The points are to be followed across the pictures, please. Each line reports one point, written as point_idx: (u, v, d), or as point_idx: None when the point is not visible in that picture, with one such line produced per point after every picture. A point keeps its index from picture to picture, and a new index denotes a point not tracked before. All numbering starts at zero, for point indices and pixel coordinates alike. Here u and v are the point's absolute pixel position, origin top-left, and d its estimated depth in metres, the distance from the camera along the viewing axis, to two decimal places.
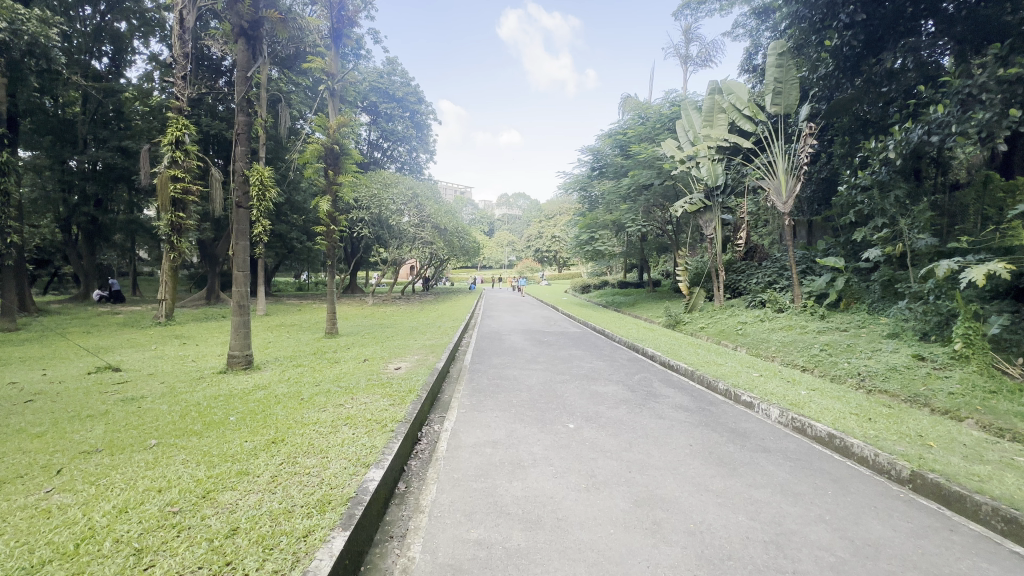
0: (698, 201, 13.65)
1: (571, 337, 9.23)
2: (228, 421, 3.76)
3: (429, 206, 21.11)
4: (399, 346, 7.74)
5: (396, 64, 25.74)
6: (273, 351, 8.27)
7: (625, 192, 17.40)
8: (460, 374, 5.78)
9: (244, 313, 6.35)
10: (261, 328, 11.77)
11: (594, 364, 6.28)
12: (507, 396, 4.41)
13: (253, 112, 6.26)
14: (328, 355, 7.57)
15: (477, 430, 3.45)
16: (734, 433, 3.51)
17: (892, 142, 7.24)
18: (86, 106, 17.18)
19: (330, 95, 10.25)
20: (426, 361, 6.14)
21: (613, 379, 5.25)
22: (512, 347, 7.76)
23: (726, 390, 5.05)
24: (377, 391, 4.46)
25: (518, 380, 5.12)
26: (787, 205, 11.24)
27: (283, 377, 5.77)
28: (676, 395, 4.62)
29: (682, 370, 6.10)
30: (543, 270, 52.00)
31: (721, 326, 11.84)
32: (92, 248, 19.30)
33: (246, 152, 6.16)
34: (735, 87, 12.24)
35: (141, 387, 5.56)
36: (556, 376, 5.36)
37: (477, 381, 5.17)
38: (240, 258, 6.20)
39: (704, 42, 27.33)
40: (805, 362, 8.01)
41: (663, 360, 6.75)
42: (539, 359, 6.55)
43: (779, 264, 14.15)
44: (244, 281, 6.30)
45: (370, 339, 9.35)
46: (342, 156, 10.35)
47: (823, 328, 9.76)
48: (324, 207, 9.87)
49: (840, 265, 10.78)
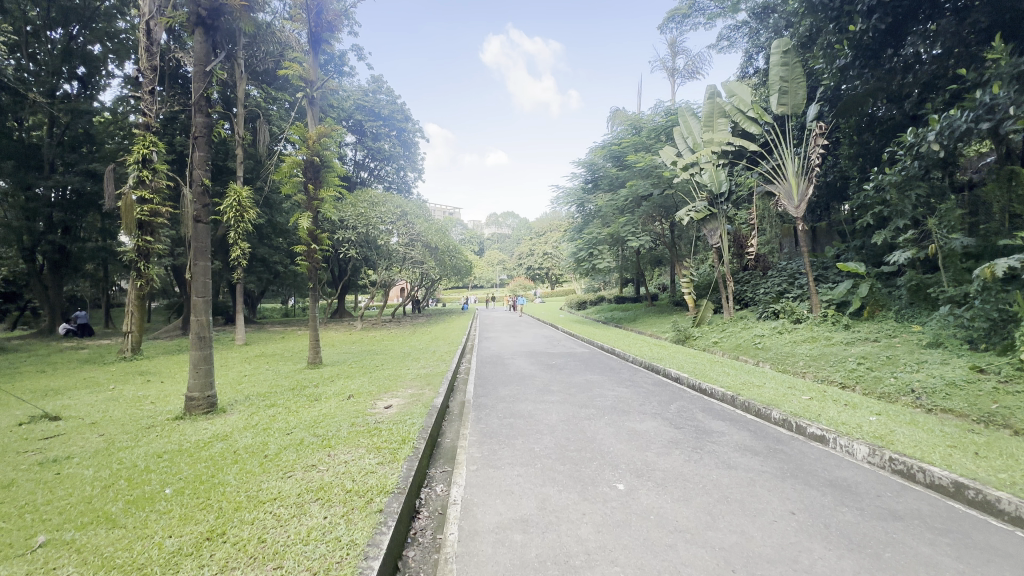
0: (703, 209, 13.00)
1: (580, 359, 8.33)
2: (159, 499, 2.79)
3: (418, 224, 20.32)
4: (389, 377, 6.75)
5: (381, 82, 25.23)
6: (247, 389, 7.26)
7: (622, 204, 16.77)
8: (464, 411, 4.84)
9: (204, 347, 5.35)
10: (239, 360, 10.75)
11: (616, 391, 5.41)
12: (526, 442, 3.50)
13: (212, 112, 5.39)
14: (307, 391, 6.56)
15: (499, 501, 2.54)
16: (838, 490, 2.65)
17: (932, 133, 6.62)
18: (54, 130, 16.31)
19: (309, 103, 9.43)
20: (421, 396, 5.18)
21: (648, 412, 4.39)
22: (519, 373, 6.88)
23: (784, 420, 4.22)
24: (364, 441, 3.54)
25: (535, 417, 4.22)
26: (800, 209, 10.57)
27: (250, 423, 4.79)
28: (731, 432, 3.76)
29: (721, 395, 5.26)
30: (536, 288, 51.16)
31: (735, 340, 11.02)
32: (59, 279, 18.12)
33: (206, 158, 5.31)
34: (737, 89, 11.68)
35: (73, 442, 4.54)
36: (580, 409, 4.48)
37: (485, 420, 4.27)
38: (200, 282, 5.26)
39: (690, 56, 27.39)
40: (843, 378, 7.19)
41: (694, 384, 5.90)
42: (553, 388, 5.65)
43: (788, 272, 13.52)
44: (205, 308, 5.31)
45: (357, 369, 8.39)
46: (324, 170, 9.45)
47: (851, 338, 8.98)
48: (304, 224, 8.93)
49: (862, 270, 10.07)
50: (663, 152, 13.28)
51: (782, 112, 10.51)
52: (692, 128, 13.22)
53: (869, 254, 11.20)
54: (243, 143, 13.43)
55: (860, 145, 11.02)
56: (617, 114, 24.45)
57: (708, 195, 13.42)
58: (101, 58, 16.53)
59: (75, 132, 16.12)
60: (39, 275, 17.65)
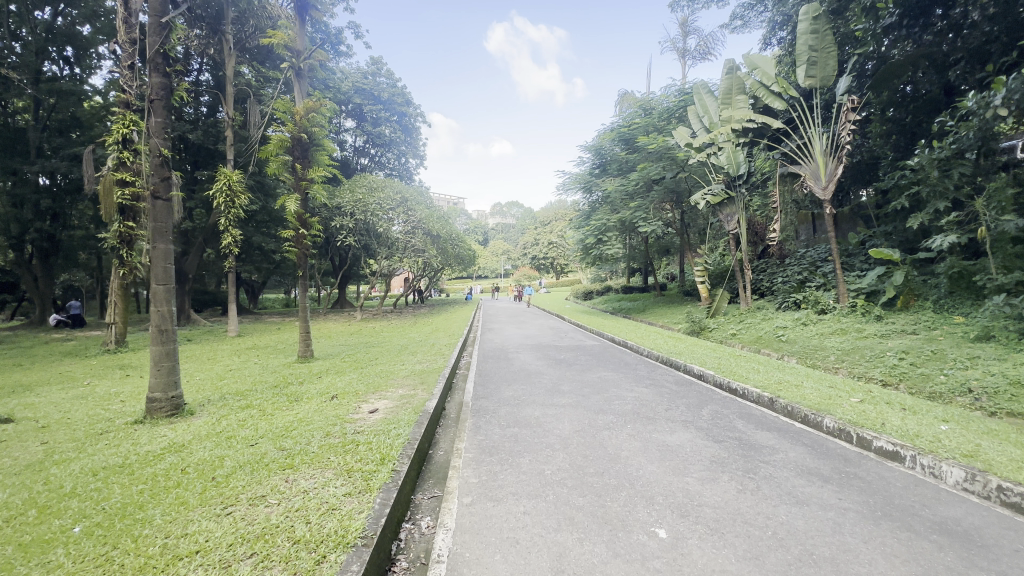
0: (720, 192, 12.20)
1: (590, 353, 7.65)
2: (59, 543, 2.15)
3: (419, 211, 19.64)
4: (380, 374, 6.10)
5: (380, 64, 24.28)
6: (227, 387, 6.63)
7: (632, 188, 15.96)
8: (461, 416, 4.17)
9: (166, 342, 4.70)
10: (227, 354, 10.18)
11: (635, 392, 4.73)
12: (534, 463, 2.83)
13: (172, 72, 4.70)
14: (290, 389, 5.91)
15: (499, 559, 1.86)
16: (959, 543, 1.94)
17: (998, 95, 6.04)
18: (38, 113, 15.65)
19: (295, 75, 8.64)
20: (412, 398, 4.53)
21: (678, 421, 3.71)
22: (524, 369, 6.24)
23: (840, 429, 3.54)
24: (334, 460, 2.87)
25: (543, 427, 3.54)
26: (828, 191, 9.77)
27: (214, 430, 4.13)
28: (786, 448, 3.06)
29: (757, 397, 4.58)
30: (541, 279, 50.29)
31: (755, 332, 10.29)
32: (50, 269, 17.57)
33: (165, 125, 4.65)
34: (761, 61, 10.77)
35: (7, 451, 3.90)
36: (597, 415, 3.83)
37: (484, 430, 3.59)
38: (160, 268, 4.61)
39: (702, 36, 26.27)
40: (883, 375, 6.47)
41: (722, 384, 5.21)
42: (562, 387, 4.97)
43: (808, 260, 12.77)
44: (166, 297, 4.66)
45: (349, 363, 7.76)
46: (313, 149, 8.72)
47: (885, 330, 8.25)
48: (292, 207, 8.23)
49: (896, 257, 9.29)
50: (677, 133, 12.69)
51: (809, 85, 9.72)
52: (707, 107, 12.37)
53: (900, 239, 10.42)
54: (232, 124, 12.74)
55: (894, 121, 10.27)
56: (625, 97, 23.50)
57: (725, 178, 12.60)
58: (90, 38, 15.78)
59: (62, 116, 15.50)
60: (29, 265, 17.14)
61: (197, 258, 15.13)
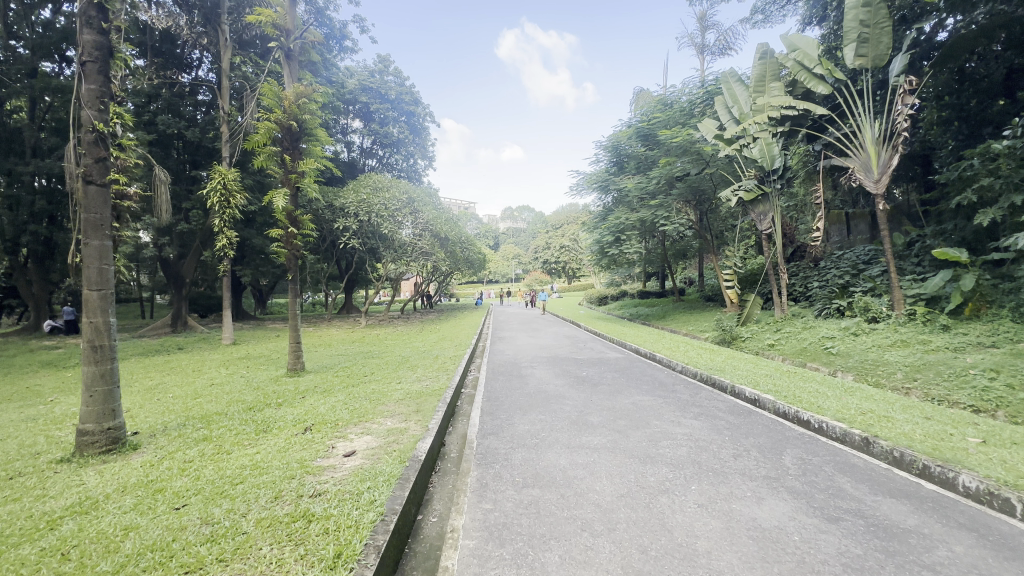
0: (752, 188, 11.12)
1: (615, 370, 6.63)
2: None
3: (427, 212, 18.73)
4: (370, 397, 5.12)
5: (388, 63, 23.58)
6: (197, 407, 5.75)
7: (653, 187, 14.90)
8: (463, 462, 3.19)
9: (102, 361, 3.82)
10: (214, 365, 9.34)
11: (684, 427, 3.72)
12: (569, 565, 1.85)
13: (113, 25, 3.81)
14: (263, 414, 4.97)
15: None
16: None
17: None
18: (36, 113, 15.22)
19: (285, 57, 7.84)
20: (402, 435, 3.56)
21: (758, 478, 2.68)
22: (542, 391, 5.26)
23: (994, 495, 2.50)
24: (264, 557, 1.90)
25: (574, 489, 2.56)
26: (881, 185, 8.67)
27: (146, 479, 3.20)
28: (945, 539, 2.04)
29: (845, 437, 3.54)
30: (552, 284, 49.00)
31: (798, 342, 9.17)
32: (47, 275, 17.04)
33: (101, 93, 3.75)
34: (802, 42, 9.69)
35: None
36: (643, 468, 2.83)
37: (494, 490, 2.61)
38: (93, 270, 3.73)
39: (722, 30, 25.16)
40: (973, 399, 5.36)
41: (789, 415, 4.18)
42: (591, 419, 3.97)
43: (850, 263, 11.59)
44: (102, 306, 3.79)
45: (340, 380, 6.81)
46: (305, 139, 7.87)
47: (957, 343, 7.10)
48: (279, 203, 7.34)
49: (964, 257, 8.15)
50: (702, 126, 11.67)
51: (859, 65, 8.70)
52: (737, 97, 11.32)
53: (961, 238, 9.27)
54: (227, 120, 12.00)
55: (953, 107, 9.38)
56: (641, 95, 22.46)
57: (757, 173, 11.49)
58: None
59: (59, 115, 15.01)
60: (26, 270, 16.63)
61: (194, 261, 14.49)
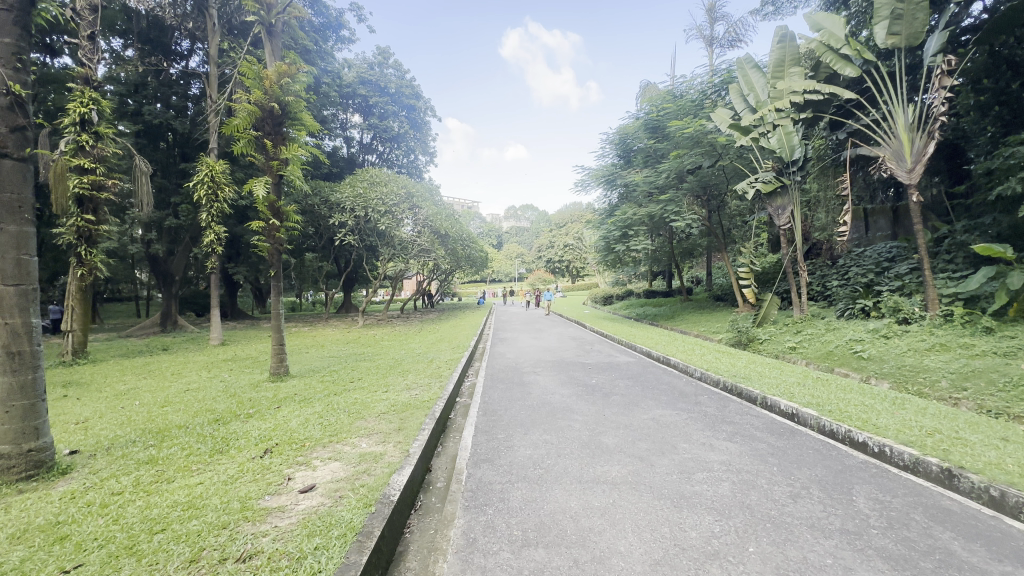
0: (770, 180, 10.35)
1: (628, 376, 5.98)
2: None
3: (427, 207, 18.06)
4: (349, 409, 4.46)
5: (387, 55, 22.93)
6: (160, 418, 5.11)
7: (663, 180, 14.19)
8: (448, 500, 2.53)
9: (21, 370, 3.20)
10: (195, 367, 8.74)
11: (719, 453, 3.07)
12: None
13: None
14: (226, 429, 4.32)
15: None
16: None
17: None
18: None
19: (265, 32, 7.19)
20: (376, 464, 2.89)
21: (833, 534, 2.03)
22: (546, 402, 4.61)
23: None
24: None
25: (591, 551, 1.91)
26: (915, 174, 7.95)
27: (54, 520, 2.55)
28: None
29: (920, 468, 2.86)
30: (556, 283, 48.25)
31: (822, 345, 8.48)
32: None
33: (17, 49, 3.18)
34: (826, 21, 8.98)
35: None
36: (682, 518, 2.17)
37: (485, 550, 1.96)
38: (9, 261, 3.12)
39: (731, 21, 24.42)
40: None
41: (842, 435, 3.50)
42: (606, 441, 3.32)
43: (874, 260, 10.85)
44: (21, 304, 3.17)
45: (323, 386, 6.16)
46: (288, 121, 7.23)
47: (1005, 347, 6.41)
48: (260, 192, 6.71)
49: (1009, 254, 7.38)
50: (716, 115, 10.88)
51: (892, 44, 8.03)
52: (754, 83, 10.61)
53: (1000, 233, 8.56)
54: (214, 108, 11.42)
55: (992, 90, 8.67)
56: (648, 88, 21.74)
57: (775, 164, 10.75)
58: None
59: None
60: None
61: (183, 257, 13.90)
